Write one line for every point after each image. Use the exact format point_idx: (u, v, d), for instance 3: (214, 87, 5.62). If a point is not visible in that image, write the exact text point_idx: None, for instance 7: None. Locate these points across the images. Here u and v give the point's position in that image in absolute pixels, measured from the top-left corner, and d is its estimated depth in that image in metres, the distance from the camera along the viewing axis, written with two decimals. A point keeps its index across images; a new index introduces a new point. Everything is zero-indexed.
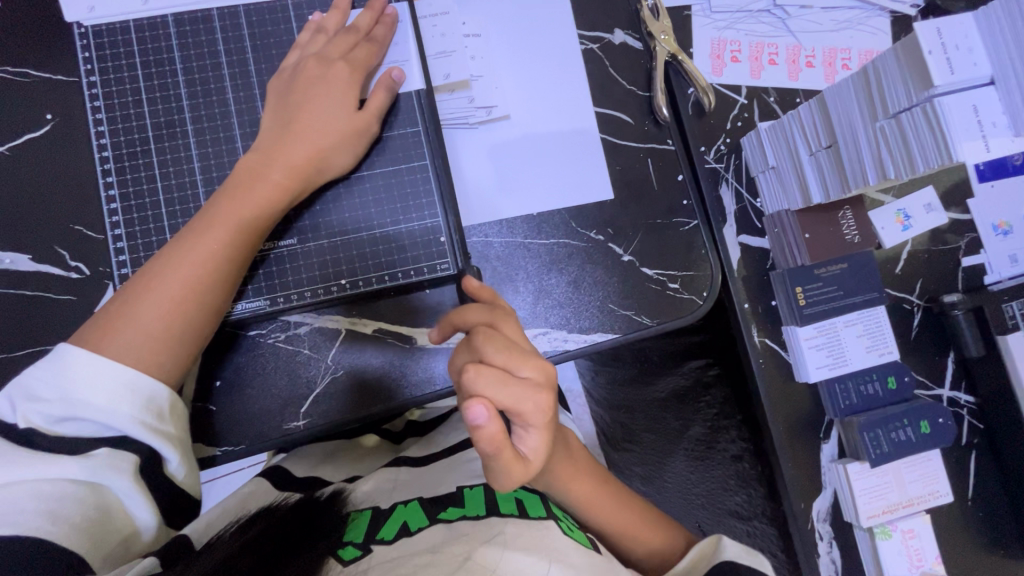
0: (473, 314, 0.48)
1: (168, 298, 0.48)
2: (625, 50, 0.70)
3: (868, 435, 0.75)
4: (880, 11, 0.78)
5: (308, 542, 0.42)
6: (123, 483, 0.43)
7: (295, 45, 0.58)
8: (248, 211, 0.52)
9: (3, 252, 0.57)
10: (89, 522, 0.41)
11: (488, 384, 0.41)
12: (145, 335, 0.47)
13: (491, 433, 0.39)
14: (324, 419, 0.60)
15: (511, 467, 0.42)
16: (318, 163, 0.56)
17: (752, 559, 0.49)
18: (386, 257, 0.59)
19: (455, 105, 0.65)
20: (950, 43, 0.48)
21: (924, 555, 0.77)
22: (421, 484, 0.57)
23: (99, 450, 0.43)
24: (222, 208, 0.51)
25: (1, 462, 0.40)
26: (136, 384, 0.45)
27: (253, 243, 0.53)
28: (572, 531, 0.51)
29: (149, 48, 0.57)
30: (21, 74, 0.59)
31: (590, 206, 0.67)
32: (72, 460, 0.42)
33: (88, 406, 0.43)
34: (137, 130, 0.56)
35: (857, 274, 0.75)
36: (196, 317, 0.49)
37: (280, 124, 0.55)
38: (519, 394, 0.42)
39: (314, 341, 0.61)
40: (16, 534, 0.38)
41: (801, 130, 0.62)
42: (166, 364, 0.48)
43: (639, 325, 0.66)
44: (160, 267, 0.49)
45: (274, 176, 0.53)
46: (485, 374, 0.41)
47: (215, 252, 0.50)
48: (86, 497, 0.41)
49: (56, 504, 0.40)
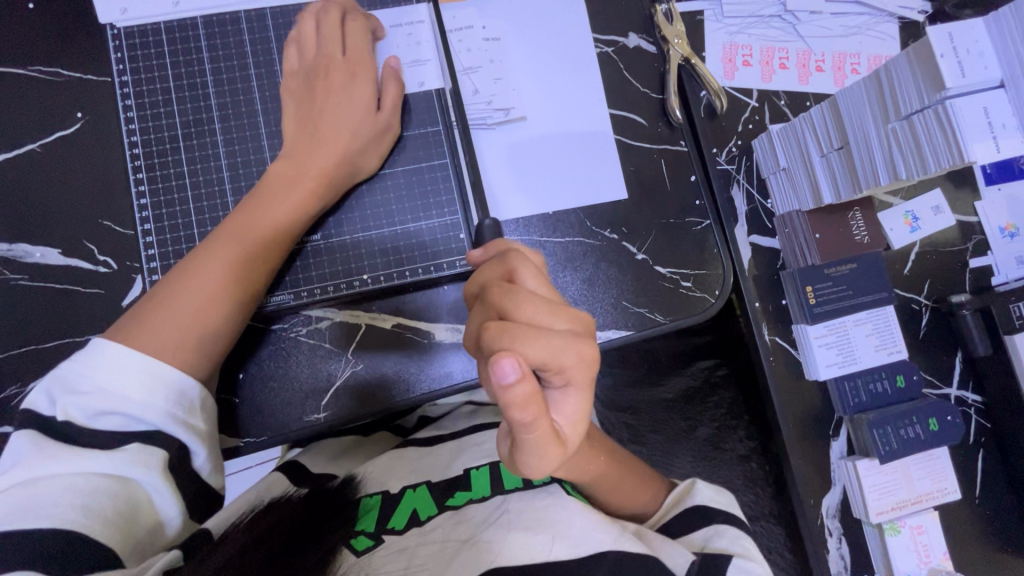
0: (488, 274, 0.44)
1: (199, 299, 0.50)
2: (639, 54, 0.72)
3: (877, 432, 0.76)
4: (889, 17, 0.80)
5: (323, 535, 0.43)
6: (152, 478, 0.44)
7: (293, 39, 0.59)
8: (276, 216, 0.54)
9: (34, 245, 0.59)
10: (121, 515, 0.42)
11: (516, 342, 0.37)
12: (177, 334, 0.48)
13: (522, 396, 0.35)
14: (344, 411, 0.61)
15: (550, 447, 0.38)
16: (346, 167, 0.57)
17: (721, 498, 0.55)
18: (407, 254, 0.61)
19: (475, 106, 0.67)
20: (961, 47, 0.49)
21: (932, 551, 0.79)
22: (431, 464, 0.57)
23: (130, 445, 0.44)
24: (251, 212, 0.53)
25: (41, 456, 0.41)
26: (169, 382, 0.46)
27: (283, 247, 0.55)
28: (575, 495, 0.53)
29: (179, 48, 0.59)
30: (53, 73, 0.61)
31: (604, 205, 0.69)
32: (105, 454, 0.43)
33: (123, 401, 0.44)
34: (167, 128, 0.58)
35: (866, 273, 0.76)
36: (228, 316, 0.51)
37: (309, 125, 0.57)
38: (555, 348, 0.38)
39: (335, 336, 0.62)
40: (52, 526, 0.39)
41: (813, 134, 0.63)
42: (196, 362, 0.49)
43: (652, 322, 0.67)
44: (190, 268, 0.50)
45: (302, 181, 0.55)
46: (511, 333, 0.37)
47: (249, 255, 0.52)
48: (117, 491, 0.42)
49: (90, 497, 0.41)
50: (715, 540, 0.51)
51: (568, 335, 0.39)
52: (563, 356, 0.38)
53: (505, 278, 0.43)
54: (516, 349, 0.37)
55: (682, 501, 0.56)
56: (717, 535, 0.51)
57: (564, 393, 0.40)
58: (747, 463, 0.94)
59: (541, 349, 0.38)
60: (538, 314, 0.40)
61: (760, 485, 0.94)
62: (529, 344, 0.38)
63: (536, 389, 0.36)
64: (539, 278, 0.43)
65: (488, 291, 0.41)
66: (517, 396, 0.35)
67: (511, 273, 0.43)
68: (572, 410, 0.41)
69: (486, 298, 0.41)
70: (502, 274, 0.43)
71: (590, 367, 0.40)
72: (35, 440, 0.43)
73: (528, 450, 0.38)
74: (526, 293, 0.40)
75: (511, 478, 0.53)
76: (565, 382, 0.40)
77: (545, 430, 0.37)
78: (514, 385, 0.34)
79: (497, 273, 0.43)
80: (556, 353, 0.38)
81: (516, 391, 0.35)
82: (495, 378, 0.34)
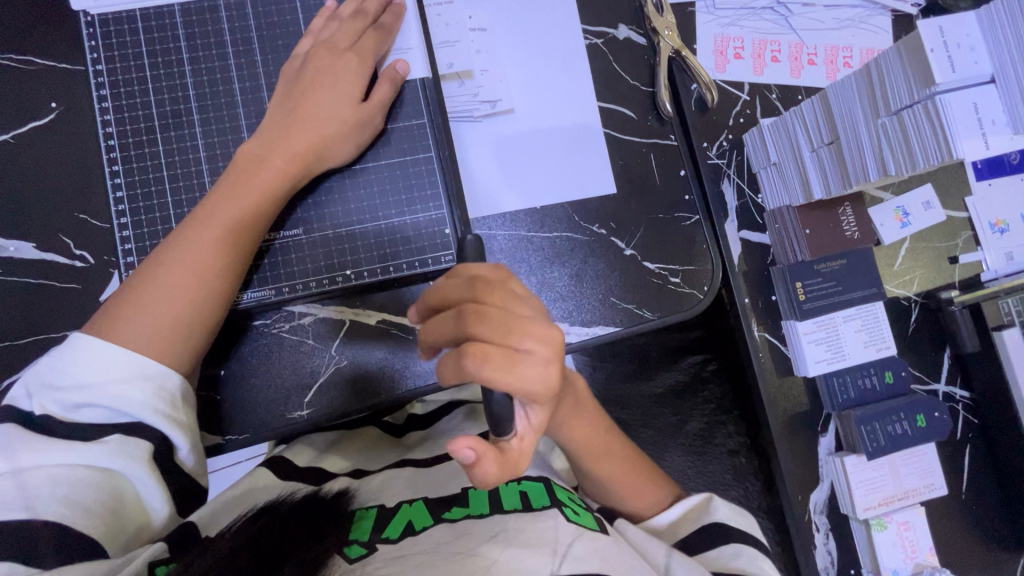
0: (455, 293, 0.42)
1: (176, 285, 0.48)
2: (629, 46, 0.70)
3: (865, 429, 0.76)
4: (882, 10, 0.79)
5: (314, 540, 0.42)
6: (137, 470, 0.43)
7: (307, 33, 0.59)
8: (248, 199, 0.52)
9: (8, 239, 0.57)
10: (105, 507, 0.41)
11: (487, 373, 0.39)
12: (155, 323, 0.47)
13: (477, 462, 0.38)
14: (327, 409, 0.61)
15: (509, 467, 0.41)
16: (321, 150, 0.56)
17: (739, 519, 0.56)
18: (390, 248, 0.60)
19: (461, 98, 0.66)
20: (952, 41, 0.49)
21: (918, 547, 0.79)
22: (428, 481, 0.57)
23: (111, 437, 0.43)
24: (223, 198, 0.52)
25: (19, 448, 0.41)
26: (148, 374, 0.45)
27: (259, 231, 0.53)
28: (577, 516, 0.52)
29: (156, 37, 0.57)
30: (26, 62, 0.59)
31: (593, 200, 0.68)
32: (87, 446, 0.42)
33: (102, 393, 0.43)
34: (144, 119, 0.56)
35: (856, 269, 0.76)
36: (207, 306, 0.50)
37: (283, 113, 0.56)
38: (528, 375, 0.40)
39: (318, 331, 0.61)
40: (35, 517, 0.39)
41: (803, 127, 0.63)
42: (183, 348, 0.48)
43: (640, 319, 0.66)
44: (164, 258, 0.49)
45: (274, 162, 0.54)
46: (485, 364, 0.39)
47: (221, 239, 0.50)
48: (101, 482, 0.42)
49: (72, 489, 0.41)
50: (732, 561, 0.52)
51: (537, 359, 0.40)
52: (531, 384, 0.40)
53: (474, 299, 0.41)
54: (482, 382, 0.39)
55: (699, 516, 0.56)
56: (733, 555, 0.53)
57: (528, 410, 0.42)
58: (737, 458, 0.94)
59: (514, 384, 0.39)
60: (510, 336, 0.40)
61: (750, 479, 0.94)
62: (498, 379, 0.39)
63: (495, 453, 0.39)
64: (512, 296, 0.42)
65: (458, 314, 0.41)
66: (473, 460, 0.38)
67: (484, 292, 0.41)
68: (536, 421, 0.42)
69: (459, 320, 0.41)
70: (472, 294, 0.41)
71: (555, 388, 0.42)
72: (15, 432, 0.42)
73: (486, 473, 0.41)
74: (497, 315, 0.40)
75: (510, 498, 0.52)
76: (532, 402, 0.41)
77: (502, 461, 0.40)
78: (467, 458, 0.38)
79: (465, 296, 0.42)
80: (523, 381, 0.40)
81: (472, 461, 0.38)
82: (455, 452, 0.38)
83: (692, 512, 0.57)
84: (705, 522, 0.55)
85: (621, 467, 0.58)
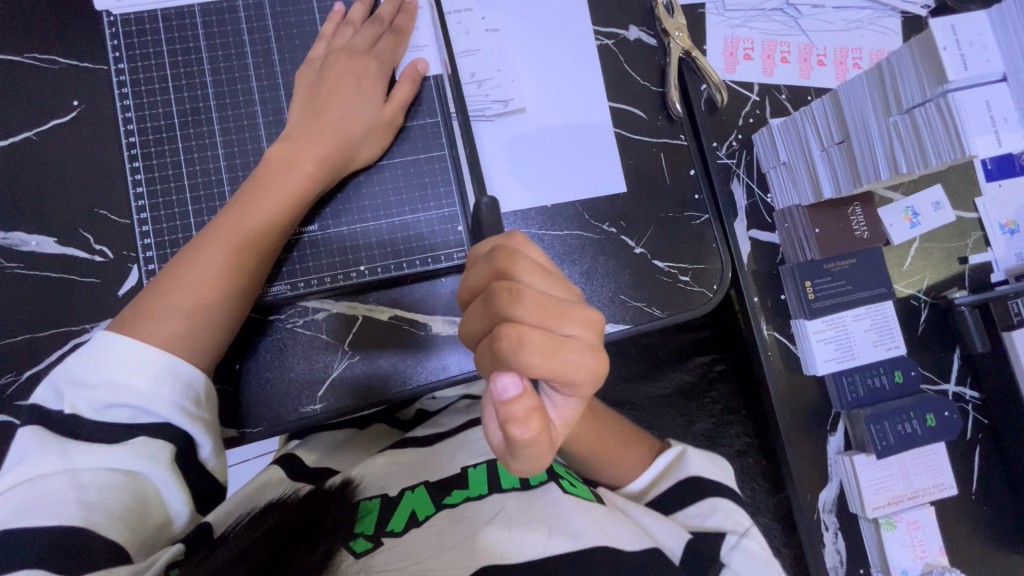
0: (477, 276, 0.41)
1: (203, 284, 0.49)
2: (639, 46, 0.71)
3: (874, 428, 0.76)
4: (892, 11, 0.80)
5: (326, 536, 0.42)
6: (160, 472, 0.44)
7: (321, 35, 0.60)
8: (275, 201, 0.53)
9: (30, 234, 0.59)
10: (129, 511, 0.42)
11: (529, 355, 0.35)
12: (183, 322, 0.48)
13: (526, 410, 0.33)
14: (339, 404, 0.61)
15: (546, 454, 0.36)
16: (346, 151, 0.57)
17: (715, 469, 0.58)
18: (405, 245, 0.60)
19: (472, 96, 0.67)
20: (964, 39, 0.49)
21: (928, 547, 0.79)
22: (428, 464, 0.57)
23: (137, 439, 0.44)
24: (251, 199, 0.53)
25: (47, 451, 0.41)
26: (174, 373, 0.46)
27: (284, 231, 0.54)
28: (573, 487, 0.53)
29: (176, 36, 0.58)
30: (49, 61, 0.60)
31: (604, 198, 0.68)
32: (112, 449, 0.43)
33: (131, 392, 0.44)
34: (164, 117, 0.58)
35: (866, 269, 0.76)
36: (231, 304, 0.51)
37: (309, 115, 0.57)
38: (570, 356, 0.37)
39: (331, 327, 0.62)
40: (63, 523, 0.39)
41: (813, 127, 0.63)
42: (205, 345, 0.49)
43: (649, 316, 0.67)
44: (195, 254, 0.50)
45: (302, 164, 0.54)
46: (528, 337, 0.36)
47: (253, 240, 0.52)
48: (125, 486, 0.42)
49: (98, 494, 0.41)
50: (707, 519, 0.54)
51: (582, 343, 0.38)
52: (578, 370, 0.37)
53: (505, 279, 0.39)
54: (525, 367, 0.35)
55: (674, 471, 0.58)
56: (709, 510, 0.54)
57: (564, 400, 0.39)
58: (744, 459, 0.93)
59: (559, 366, 0.36)
60: (549, 319, 0.38)
61: (757, 481, 0.92)
62: (540, 360, 0.36)
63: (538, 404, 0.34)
64: (548, 281, 0.41)
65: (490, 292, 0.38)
66: (522, 410, 0.33)
67: (508, 267, 0.40)
68: (570, 414, 0.39)
69: (493, 301, 0.38)
70: (492, 270, 0.40)
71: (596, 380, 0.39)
72: (41, 434, 0.42)
73: (523, 461, 0.36)
74: (534, 295, 0.38)
75: (509, 477, 0.53)
76: (572, 391, 0.38)
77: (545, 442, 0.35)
78: (518, 398, 0.33)
79: (490, 274, 0.40)
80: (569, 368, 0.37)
81: (520, 406, 0.33)
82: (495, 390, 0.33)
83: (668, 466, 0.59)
84: (681, 476, 0.57)
85: (605, 439, 0.59)
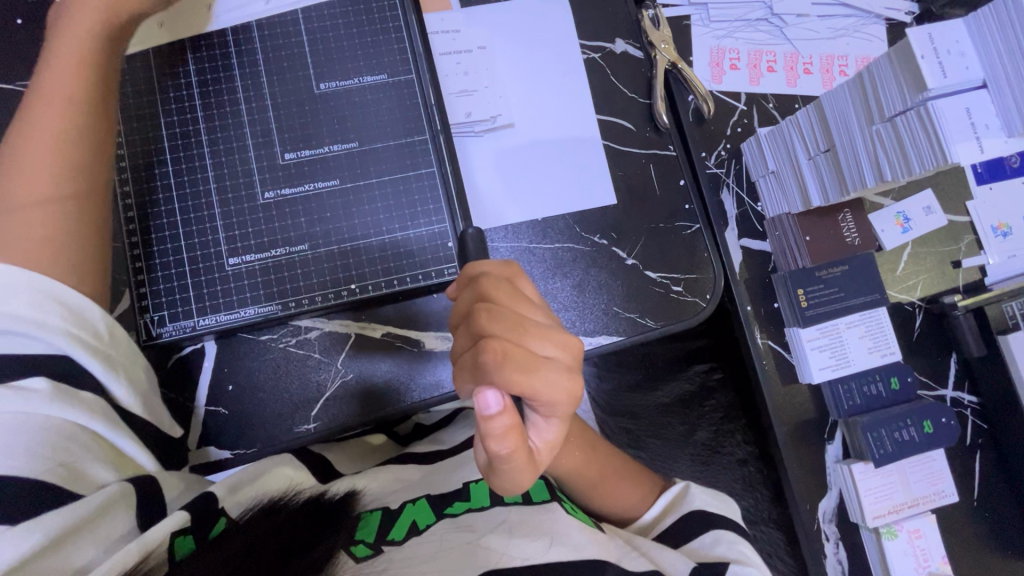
0: (465, 300, 0.41)
1: (71, 244, 0.48)
2: (625, 59, 0.72)
3: (871, 436, 0.75)
4: (877, 19, 0.80)
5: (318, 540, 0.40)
6: (76, 412, 0.42)
7: None
8: (88, 152, 0.51)
9: None
10: (58, 452, 0.40)
11: (510, 374, 0.36)
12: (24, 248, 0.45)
13: (502, 429, 0.36)
14: (333, 422, 0.61)
15: (525, 471, 0.38)
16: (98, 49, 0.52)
17: (717, 503, 0.58)
18: (395, 263, 0.60)
19: (459, 115, 0.67)
20: (942, 47, 0.50)
21: (930, 555, 0.78)
22: (430, 480, 0.56)
23: (39, 380, 0.41)
24: (57, 150, 0.49)
25: None
26: (73, 307, 0.45)
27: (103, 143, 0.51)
28: (575, 512, 0.53)
29: (167, 61, 0.59)
30: None
31: (594, 211, 0.68)
32: (10, 392, 0.39)
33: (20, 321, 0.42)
34: (154, 141, 0.58)
35: (858, 275, 0.76)
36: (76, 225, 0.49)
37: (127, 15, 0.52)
38: (552, 379, 0.38)
39: (324, 345, 0.62)
40: None
41: (800, 135, 0.63)
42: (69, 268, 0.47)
43: (643, 327, 0.67)
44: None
45: (54, 101, 0.50)
46: (511, 358, 0.37)
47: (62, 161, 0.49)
48: (41, 427, 0.40)
49: (19, 436, 0.38)
50: (712, 548, 0.54)
51: (560, 364, 0.38)
52: (556, 392, 0.38)
53: (483, 301, 0.40)
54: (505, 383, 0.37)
55: (678, 505, 0.59)
56: (713, 541, 0.54)
57: (546, 421, 0.41)
58: (745, 468, 0.93)
59: (540, 386, 0.37)
60: (531, 342, 0.38)
61: (760, 490, 0.92)
62: (521, 380, 0.37)
63: (516, 420, 0.36)
64: (532, 304, 0.42)
65: (470, 312, 0.39)
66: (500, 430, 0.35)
67: (490, 291, 0.41)
68: (552, 435, 0.41)
69: (469, 320, 0.39)
70: (479, 293, 0.40)
71: (576, 399, 0.40)
72: None
73: (501, 475, 0.39)
74: (511, 314, 0.39)
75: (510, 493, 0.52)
76: (551, 413, 0.40)
77: (523, 459, 0.37)
78: (495, 417, 0.35)
79: (474, 298, 0.41)
80: (549, 387, 0.38)
81: (497, 423, 0.36)
82: (478, 407, 0.36)
83: (672, 502, 0.60)
84: (684, 511, 0.58)
85: (612, 481, 0.60)
